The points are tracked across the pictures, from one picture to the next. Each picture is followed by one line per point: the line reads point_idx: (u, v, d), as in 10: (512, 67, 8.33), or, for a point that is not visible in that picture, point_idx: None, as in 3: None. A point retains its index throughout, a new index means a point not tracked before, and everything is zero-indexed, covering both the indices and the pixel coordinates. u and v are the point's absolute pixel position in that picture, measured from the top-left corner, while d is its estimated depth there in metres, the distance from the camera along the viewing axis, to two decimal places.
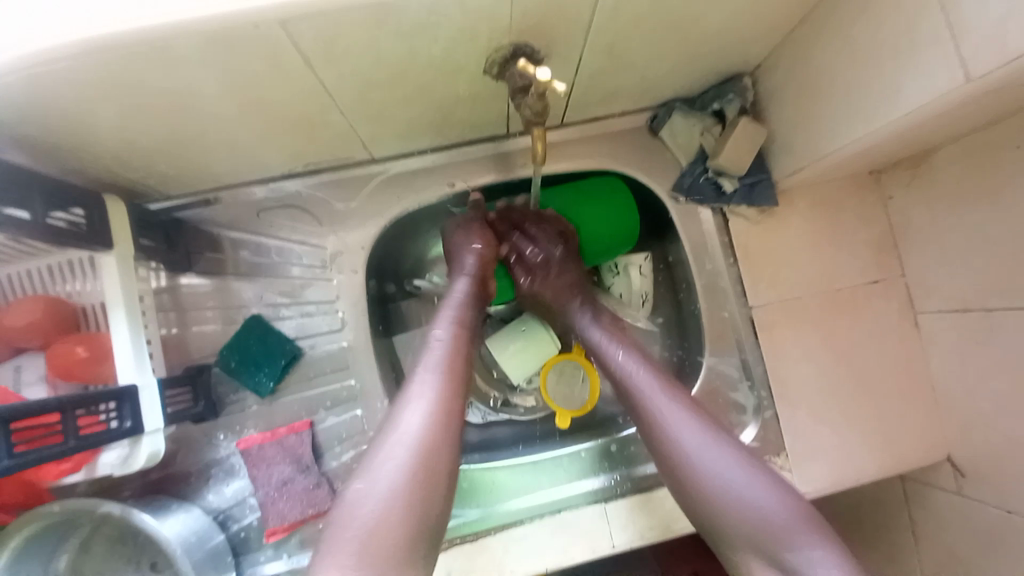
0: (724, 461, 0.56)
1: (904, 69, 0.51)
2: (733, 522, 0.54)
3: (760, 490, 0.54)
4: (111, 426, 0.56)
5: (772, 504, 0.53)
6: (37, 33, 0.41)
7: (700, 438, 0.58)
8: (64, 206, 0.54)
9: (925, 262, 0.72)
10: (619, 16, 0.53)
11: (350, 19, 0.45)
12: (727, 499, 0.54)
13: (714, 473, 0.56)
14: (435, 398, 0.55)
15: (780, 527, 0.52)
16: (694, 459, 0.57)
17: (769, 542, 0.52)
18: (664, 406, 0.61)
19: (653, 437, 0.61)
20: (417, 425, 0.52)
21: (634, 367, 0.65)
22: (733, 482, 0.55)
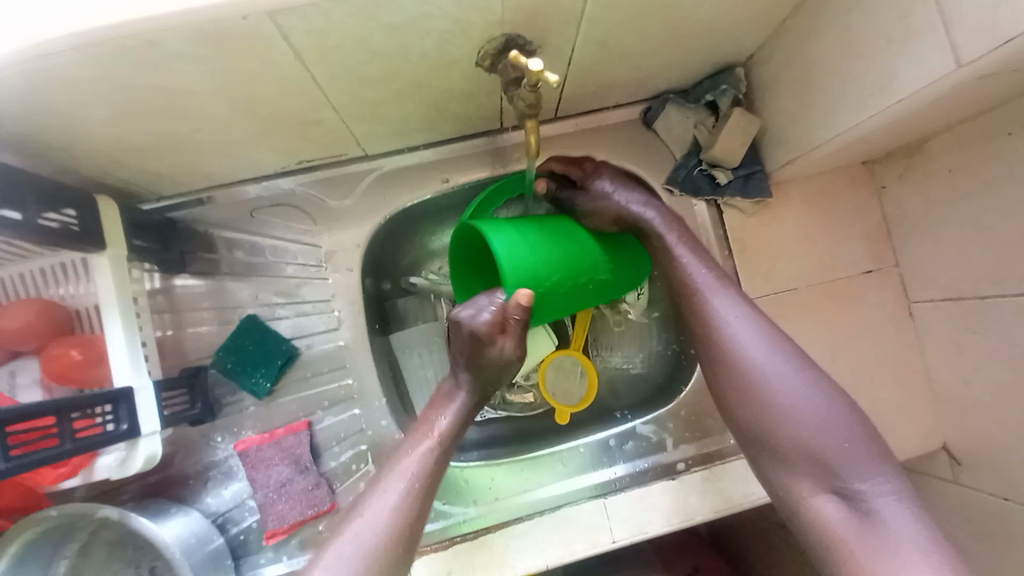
0: (792, 376, 0.54)
1: (898, 56, 0.51)
2: (800, 439, 0.52)
3: (827, 405, 0.53)
4: (107, 429, 0.55)
5: (836, 428, 0.52)
6: (25, 30, 0.40)
7: (765, 346, 0.56)
8: (57, 206, 0.53)
9: (919, 251, 0.73)
10: (611, 8, 0.52)
11: (341, 13, 0.44)
12: (794, 414, 0.53)
13: (779, 390, 0.54)
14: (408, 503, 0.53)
15: (846, 451, 0.51)
16: (763, 374, 0.55)
17: (831, 465, 0.51)
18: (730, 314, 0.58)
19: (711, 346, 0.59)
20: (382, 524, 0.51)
21: (702, 270, 0.61)
22: (799, 398, 0.53)
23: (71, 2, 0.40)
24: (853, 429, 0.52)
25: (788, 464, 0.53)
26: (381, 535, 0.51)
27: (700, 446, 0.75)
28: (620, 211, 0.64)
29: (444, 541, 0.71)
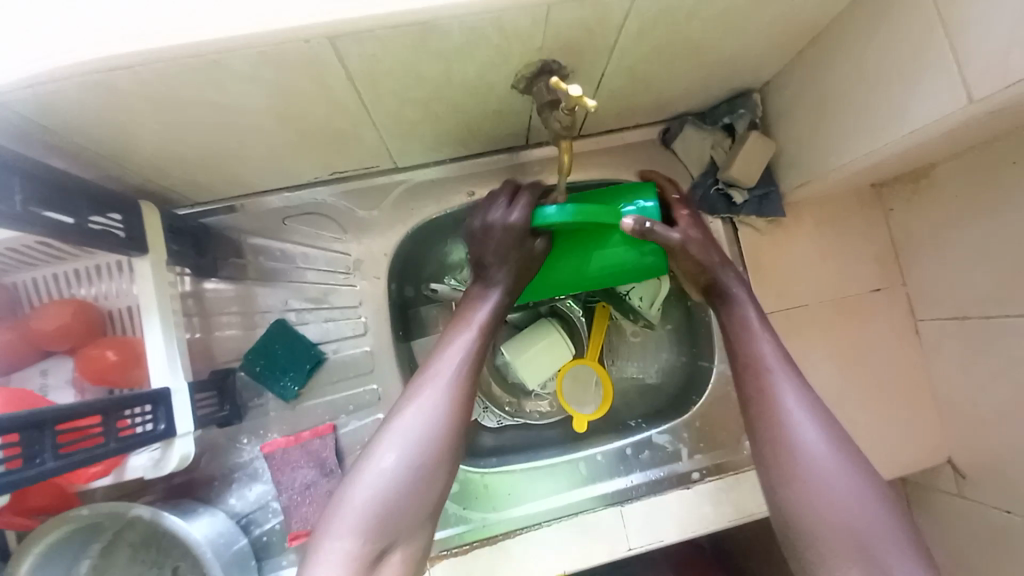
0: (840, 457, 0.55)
1: (910, 93, 0.55)
2: (831, 519, 0.53)
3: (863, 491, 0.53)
4: (143, 430, 0.56)
5: (873, 513, 0.52)
6: (92, 41, 0.41)
7: (813, 423, 0.57)
8: (103, 211, 0.55)
9: (925, 272, 0.76)
10: (642, 39, 0.56)
11: (394, 40, 0.47)
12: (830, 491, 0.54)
13: (835, 497, 0.53)
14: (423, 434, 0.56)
15: (881, 543, 0.51)
16: (816, 467, 0.55)
17: (868, 552, 0.51)
18: (788, 400, 0.58)
19: (757, 406, 0.60)
20: (398, 459, 0.54)
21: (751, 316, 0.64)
22: (849, 498, 0.53)
23: (133, 17, 0.41)
24: (886, 514, 0.52)
25: (821, 548, 0.53)
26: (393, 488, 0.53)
27: (715, 456, 0.76)
28: (713, 273, 0.67)
29: (464, 547, 0.71)
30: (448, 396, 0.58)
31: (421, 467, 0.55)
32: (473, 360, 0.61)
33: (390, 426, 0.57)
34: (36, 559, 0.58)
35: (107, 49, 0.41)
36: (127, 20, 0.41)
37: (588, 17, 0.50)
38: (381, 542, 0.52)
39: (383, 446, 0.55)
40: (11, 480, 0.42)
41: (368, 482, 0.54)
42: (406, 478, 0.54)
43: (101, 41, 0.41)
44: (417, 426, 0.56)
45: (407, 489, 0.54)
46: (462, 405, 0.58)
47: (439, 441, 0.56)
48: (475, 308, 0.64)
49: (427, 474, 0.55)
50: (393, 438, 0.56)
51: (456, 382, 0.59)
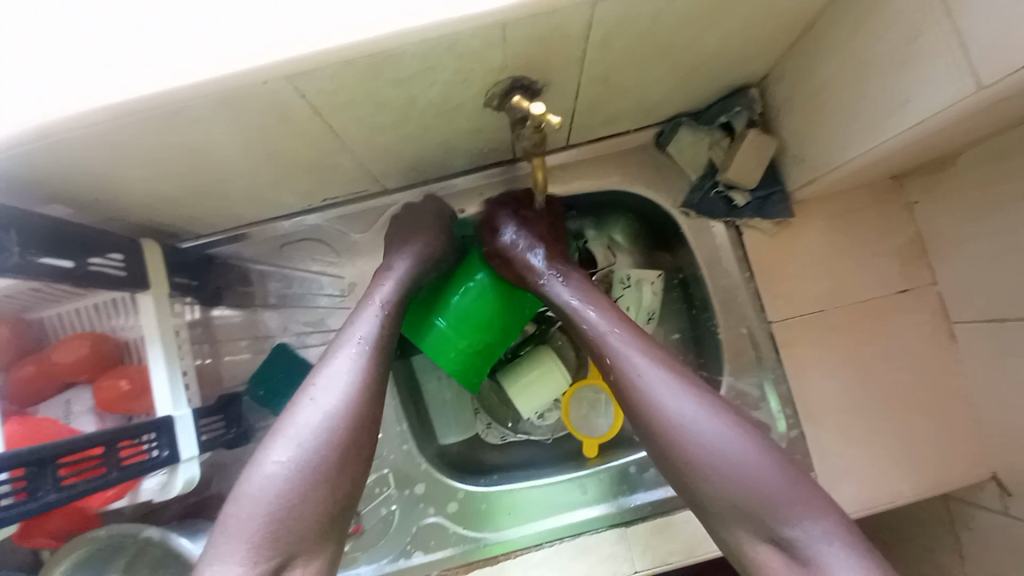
0: (743, 441, 0.51)
1: (914, 81, 0.50)
2: (728, 494, 0.50)
3: (748, 449, 0.50)
4: (151, 456, 0.58)
5: (772, 474, 0.49)
6: (63, 104, 0.44)
7: (689, 403, 0.53)
8: (102, 253, 0.58)
9: (955, 270, 0.69)
10: (611, 48, 0.53)
11: (349, 73, 0.47)
12: (727, 468, 0.50)
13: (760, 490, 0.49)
14: (319, 432, 0.52)
15: (783, 500, 0.48)
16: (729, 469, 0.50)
17: (762, 516, 0.48)
18: (655, 386, 0.55)
19: (634, 407, 0.56)
20: (284, 465, 0.50)
21: (607, 326, 0.60)
22: (760, 481, 0.49)
23: (100, 79, 0.44)
24: (801, 483, 0.49)
25: (729, 519, 0.50)
26: (279, 500, 0.48)
27: None
28: (530, 271, 0.65)
29: (466, 566, 0.71)
30: (354, 375, 0.55)
31: (316, 466, 0.50)
32: (375, 346, 0.59)
33: (281, 426, 0.52)
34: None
35: (77, 109, 0.44)
36: (92, 81, 0.44)
37: (546, 33, 0.48)
38: (278, 552, 0.47)
39: (274, 443, 0.51)
40: (14, 512, 0.45)
41: (254, 492, 0.49)
42: (302, 475, 0.50)
43: (69, 103, 0.44)
44: (307, 432, 0.52)
45: (304, 488, 0.50)
46: (363, 397, 0.55)
47: (343, 432, 0.53)
48: (394, 262, 0.66)
49: (317, 475, 0.50)
50: (293, 429, 0.52)
51: (362, 364, 0.56)
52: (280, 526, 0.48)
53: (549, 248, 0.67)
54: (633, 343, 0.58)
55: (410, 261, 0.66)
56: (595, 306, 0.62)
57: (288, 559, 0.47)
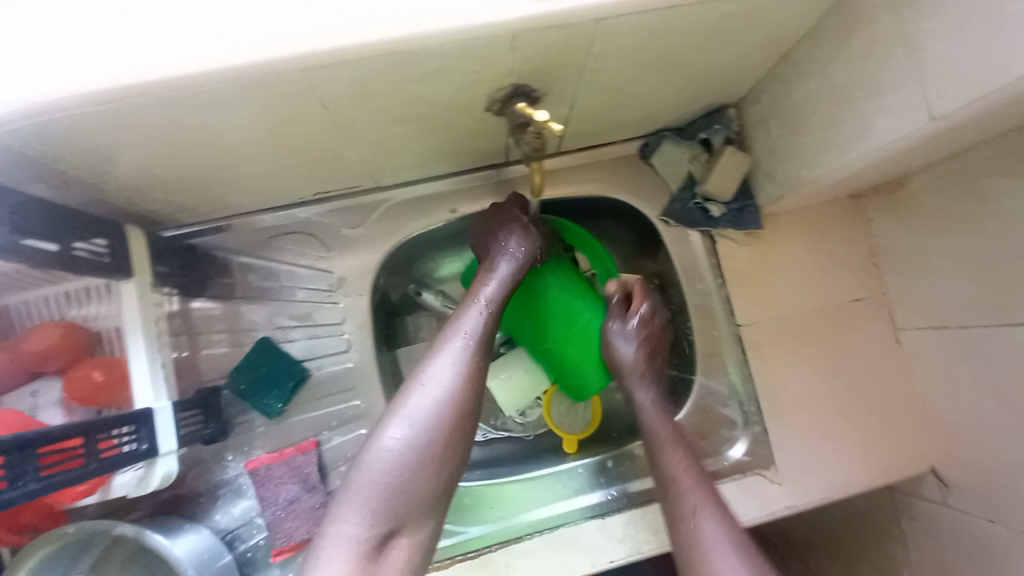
0: (725, 527, 0.63)
1: (876, 111, 0.56)
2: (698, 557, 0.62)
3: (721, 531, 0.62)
4: (130, 449, 0.56)
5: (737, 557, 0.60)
6: (65, 78, 0.43)
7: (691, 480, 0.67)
8: (86, 237, 0.57)
9: (904, 281, 0.77)
10: (612, 60, 0.57)
11: (365, 67, 0.48)
12: (704, 535, 0.62)
13: None
14: (433, 415, 0.57)
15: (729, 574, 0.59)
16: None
17: None
18: (676, 464, 0.68)
19: (659, 468, 0.69)
20: (399, 443, 0.55)
21: (662, 434, 0.71)
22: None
23: (106, 55, 0.43)
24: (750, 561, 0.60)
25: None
26: (397, 473, 0.54)
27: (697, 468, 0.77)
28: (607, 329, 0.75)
29: (445, 561, 0.71)
30: (464, 365, 0.60)
31: (450, 425, 0.57)
32: (482, 337, 0.62)
33: (398, 407, 0.57)
34: None
35: (81, 85, 0.43)
36: (97, 57, 0.43)
37: (554, 43, 0.51)
38: (390, 520, 0.53)
39: (417, 394, 0.58)
40: None
41: (409, 431, 0.55)
42: (434, 432, 0.56)
43: (71, 78, 0.43)
44: (443, 392, 0.58)
45: (429, 442, 0.56)
46: (469, 385, 0.59)
47: (451, 419, 0.57)
48: (505, 238, 0.70)
49: (448, 434, 0.57)
50: (449, 385, 0.58)
51: (470, 353, 0.60)
52: (393, 500, 0.54)
53: (648, 321, 0.76)
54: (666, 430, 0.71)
55: (527, 239, 0.69)
56: (646, 389, 0.74)
57: (396, 531, 0.53)
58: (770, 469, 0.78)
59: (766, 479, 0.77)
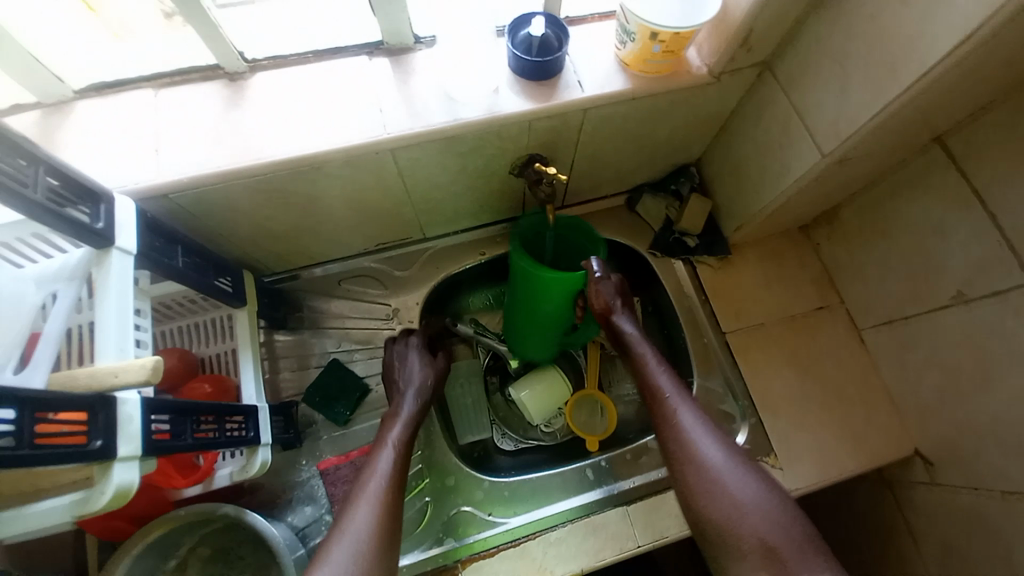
0: (715, 436, 0.72)
1: (789, 154, 0.78)
2: (697, 456, 0.70)
3: (711, 438, 0.72)
4: (243, 434, 0.70)
5: (729, 462, 0.69)
6: (240, 159, 0.66)
7: (679, 397, 0.76)
8: (221, 275, 0.77)
9: (854, 289, 0.94)
10: (598, 134, 0.82)
11: (431, 146, 0.72)
12: (696, 438, 0.72)
13: (735, 489, 0.67)
14: (355, 552, 0.61)
15: (726, 473, 0.68)
16: (716, 473, 0.69)
17: (712, 485, 0.68)
18: (663, 380, 0.78)
19: (645, 384, 0.79)
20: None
21: (650, 356, 0.81)
22: (738, 485, 0.67)
23: (270, 147, 0.67)
24: (741, 461, 0.70)
25: (691, 485, 0.69)
26: None
27: None
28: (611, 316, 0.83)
29: (490, 550, 0.79)
30: (378, 502, 0.67)
31: (386, 535, 0.65)
32: (393, 476, 0.71)
33: (322, 557, 0.61)
34: (131, 559, 0.68)
35: (253, 163, 0.66)
36: (264, 148, 0.67)
37: (557, 124, 0.76)
38: None
39: (357, 511, 0.66)
40: (170, 446, 0.55)
41: (347, 541, 0.63)
42: (377, 540, 0.64)
43: (247, 159, 0.66)
44: (380, 505, 0.67)
45: (373, 549, 0.63)
46: (384, 519, 0.66)
47: (375, 549, 0.63)
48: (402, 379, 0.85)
49: (387, 540, 0.65)
50: (380, 499, 0.68)
51: (385, 492, 0.69)
52: None
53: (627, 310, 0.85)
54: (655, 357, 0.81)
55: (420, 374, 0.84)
56: (629, 318, 0.84)
57: None
58: (770, 456, 0.88)
59: (769, 466, 0.88)
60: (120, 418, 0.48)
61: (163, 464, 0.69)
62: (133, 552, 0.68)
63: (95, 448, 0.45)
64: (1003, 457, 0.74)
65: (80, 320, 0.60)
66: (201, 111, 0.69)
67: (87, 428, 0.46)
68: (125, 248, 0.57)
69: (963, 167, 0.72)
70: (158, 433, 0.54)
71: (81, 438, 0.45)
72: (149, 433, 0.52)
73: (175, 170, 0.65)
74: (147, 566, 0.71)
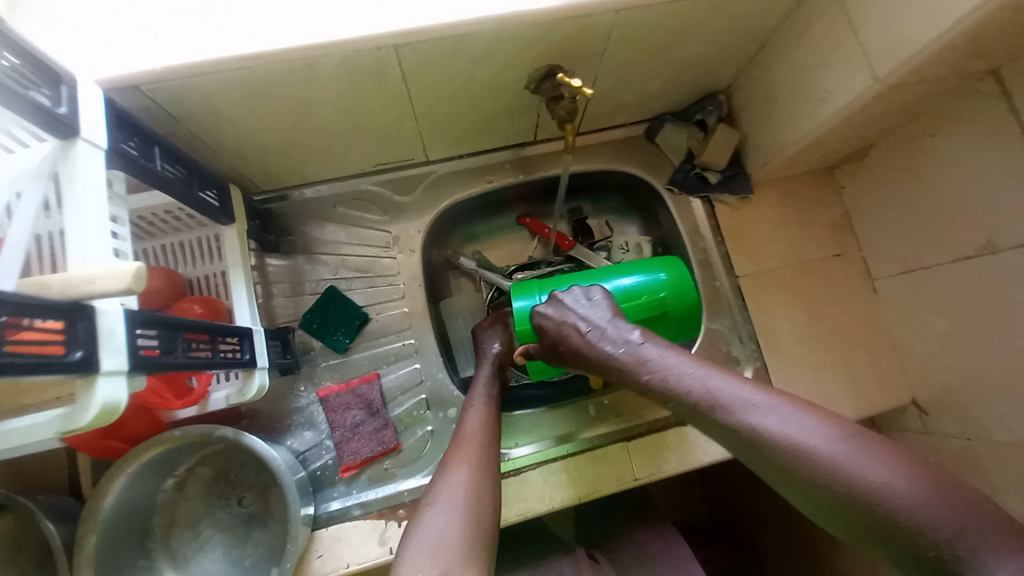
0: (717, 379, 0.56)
1: (833, 80, 0.70)
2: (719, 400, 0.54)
3: (716, 377, 0.56)
4: (239, 356, 0.66)
5: (738, 394, 0.53)
6: (220, 48, 0.57)
7: (663, 358, 0.61)
8: (205, 187, 0.71)
9: (874, 237, 0.91)
10: (624, 46, 0.73)
11: (441, 46, 0.64)
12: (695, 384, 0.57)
13: (756, 416, 0.51)
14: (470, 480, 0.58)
15: (735, 402, 0.53)
16: (727, 409, 0.53)
17: (723, 420, 0.53)
18: (650, 349, 0.63)
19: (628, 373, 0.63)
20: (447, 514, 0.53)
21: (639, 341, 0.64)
22: (858, 462, 0.44)
23: (248, 32, 0.58)
24: (756, 388, 0.53)
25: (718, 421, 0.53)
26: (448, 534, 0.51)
27: None
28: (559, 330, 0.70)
29: None
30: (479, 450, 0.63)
31: (483, 491, 0.57)
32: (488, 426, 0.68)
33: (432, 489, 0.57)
34: (129, 474, 0.67)
35: (232, 49, 0.57)
36: (242, 34, 0.58)
37: (582, 29, 0.67)
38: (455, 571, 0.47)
39: (452, 471, 0.60)
40: (160, 363, 0.51)
41: (448, 503, 0.55)
42: (475, 498, 0.56)
43: (222, 45, 0.57)
44: (475, 464, 0.60)
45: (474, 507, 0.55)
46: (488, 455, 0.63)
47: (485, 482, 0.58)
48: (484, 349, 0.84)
49: (485, 499, 0.56)
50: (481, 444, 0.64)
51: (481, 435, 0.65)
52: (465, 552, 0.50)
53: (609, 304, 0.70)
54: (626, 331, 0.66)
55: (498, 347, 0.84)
56: (595, 311, 0.69)
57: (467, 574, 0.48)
58: None
59: None
60: (101, 330, 0.44)
61: (153, 383, 0.67)
62: (129, 468, 0.67)
63: (75, 360, 0.41)
64: (1001, 405, 0.75)
65: (49, 227, 0.54)
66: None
67: (65, 339, 0.41)
68: (91, 140, 0.49)
69: (1019, 102, 0.66)
70: (143, 348, 0.50)
71: (58, 348, 0.41)
72: (135, 349, 0.48)
73: (139, 54, 0.56)
74: (146, 481, 0.71)
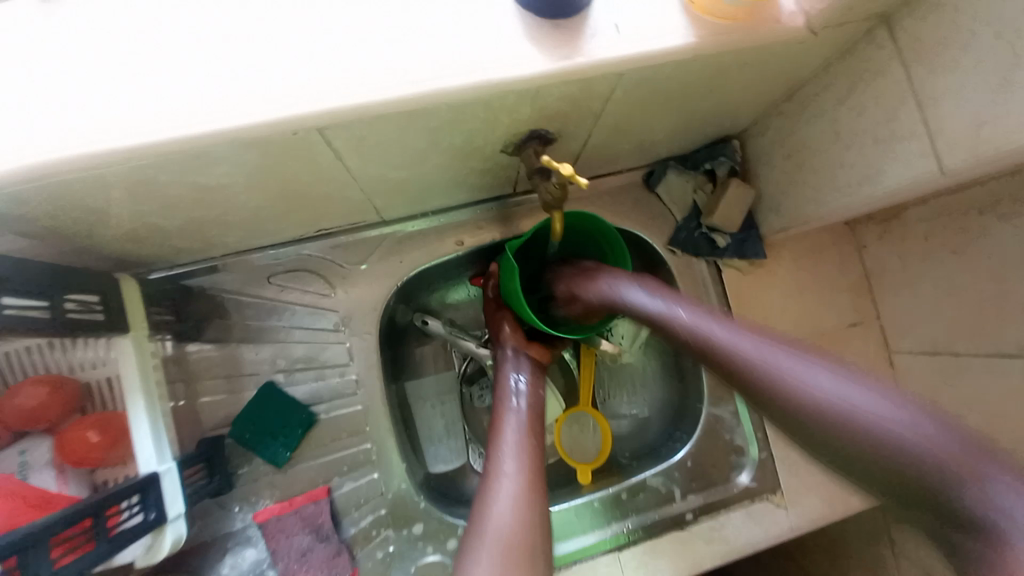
0: (839, 388, 0.42)
1: (884, 155, 0.57)
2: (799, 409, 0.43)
3: (859, 391, 0.41)
4: (138, 520, 0.53)
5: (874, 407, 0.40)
6: (65, 145, 0.40)
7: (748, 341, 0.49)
8: (79, 293, 0.53)
9: (896, 308, 0.80)
10: (627, 104, 0.57)
11: (383, 124, 0.47)
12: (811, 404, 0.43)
13: (873, 441, 0.39)
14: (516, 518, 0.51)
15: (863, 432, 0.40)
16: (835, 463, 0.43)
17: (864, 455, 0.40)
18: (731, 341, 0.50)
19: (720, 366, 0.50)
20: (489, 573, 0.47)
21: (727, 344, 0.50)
22: None
23: (111, 119, 0.41)
24: (942, 426, 0.38)
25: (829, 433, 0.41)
26: None
27: (707, 494, 0.77)
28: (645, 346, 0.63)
29: None
30: (526, 481, 0.54)
31: (533, 542, 0.49)
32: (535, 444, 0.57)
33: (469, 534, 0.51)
34: None
35: (84, 147, 0.40)
36: (99, 120, 0.41)
37: (576, 92, 0.51)
38: None
39: (495, 507, 0.51)
40: None
41: (488, 547, 0.48)
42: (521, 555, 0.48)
43: (71, 141, 0.40)
44: (524, 497, 0.52)
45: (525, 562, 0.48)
46: (536, 488, 0.54)
47: (534, 524, 0.51)
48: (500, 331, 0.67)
49: (533, 554, 0.49)
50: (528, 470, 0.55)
51: (529, 462, 0.55)
52: None
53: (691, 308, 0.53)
54: (719, 325, 0.51)
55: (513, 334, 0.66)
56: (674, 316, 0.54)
57: None
58: (776, 493, 0.77)
59: (772, 504, 0.77)
60: None
61: None
62: None
63: None
64: None
65: None
66: (5, 55, 0.43)
67: None
68: None
69: None
70: None
71: None
72: None
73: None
74: None
